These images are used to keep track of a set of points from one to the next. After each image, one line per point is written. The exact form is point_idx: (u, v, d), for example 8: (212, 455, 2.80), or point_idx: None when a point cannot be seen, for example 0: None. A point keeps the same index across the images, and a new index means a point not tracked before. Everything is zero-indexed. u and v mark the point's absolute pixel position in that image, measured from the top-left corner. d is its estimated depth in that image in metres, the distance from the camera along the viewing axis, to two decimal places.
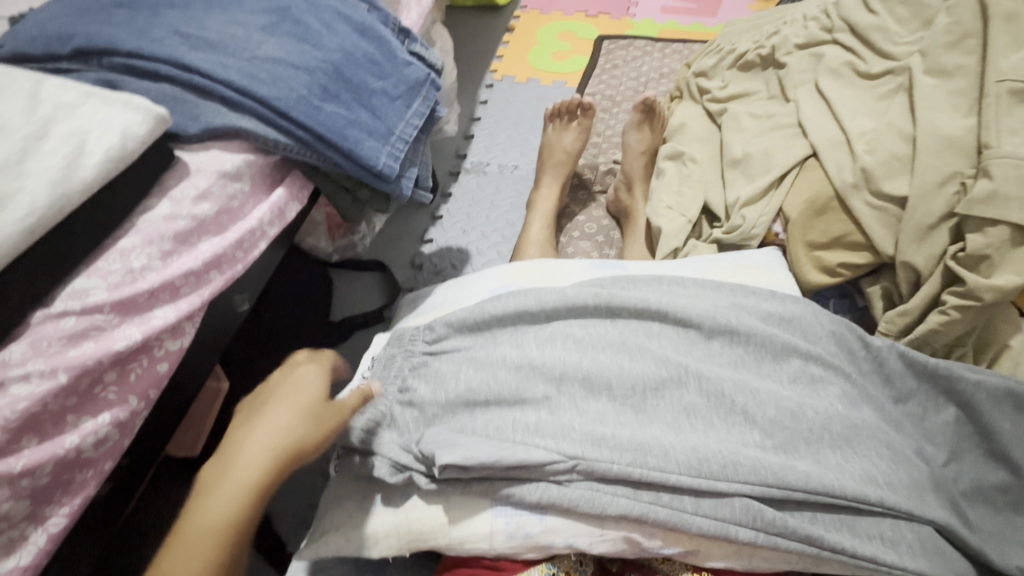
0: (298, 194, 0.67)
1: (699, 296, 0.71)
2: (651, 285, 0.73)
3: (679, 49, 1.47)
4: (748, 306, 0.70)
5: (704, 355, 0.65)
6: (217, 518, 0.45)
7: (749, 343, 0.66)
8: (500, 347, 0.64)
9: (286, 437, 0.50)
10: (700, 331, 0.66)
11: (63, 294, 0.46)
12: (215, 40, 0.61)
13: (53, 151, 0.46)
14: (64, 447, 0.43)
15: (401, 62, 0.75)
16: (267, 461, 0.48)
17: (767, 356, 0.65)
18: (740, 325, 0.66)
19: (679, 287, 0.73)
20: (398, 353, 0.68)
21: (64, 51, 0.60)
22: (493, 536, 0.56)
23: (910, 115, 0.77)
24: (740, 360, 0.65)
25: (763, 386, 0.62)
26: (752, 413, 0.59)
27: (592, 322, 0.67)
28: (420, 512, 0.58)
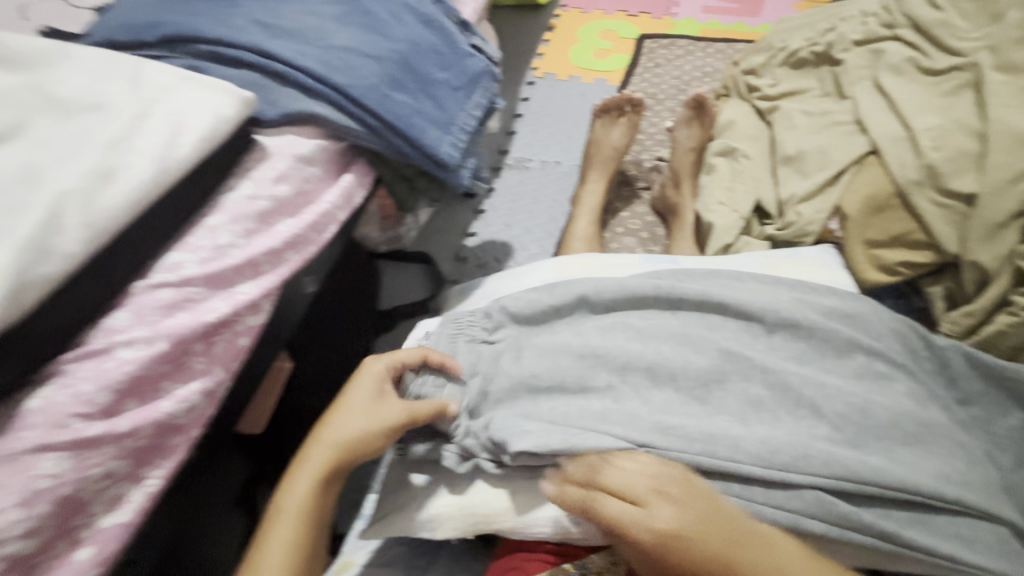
0: (363, 180, 0.68)
1: (760, 289, 0.70)
2: (711, 277, 0.73)
3: (722, 47, 1.46)
4: (811, 299, 0.68)
5: (767, 347, 0.64)
6: (301, 503, 0.52)
7: (811, 338, 0.64)
8: (563, 335, 0.66)
9: (366, 434, 0.55)
10: (762, 325, 0.66)
11: (158, 266, 0.48)
12: (293, 29, 0.63)
13: (155, 131, 0.48)
14: (161, 411, 0.44)
15: (464, 53, 0.76)
16: (336, 455, 0.54)
17: (830, 351, 0.64)
18: (802, 319, 0.65)
19: (738, 279, 0.72)
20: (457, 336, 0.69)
21: (152, 38, 0.63)
22: (557, 521, 0.56)
23: (979, 111, 0.75)
24: (804, 354, 0.64)
25: (829, 380, 0.60)
26: (818, 407, 0.58)
27: (652, 314, 0.68)
28: (483, 495, 0.59)
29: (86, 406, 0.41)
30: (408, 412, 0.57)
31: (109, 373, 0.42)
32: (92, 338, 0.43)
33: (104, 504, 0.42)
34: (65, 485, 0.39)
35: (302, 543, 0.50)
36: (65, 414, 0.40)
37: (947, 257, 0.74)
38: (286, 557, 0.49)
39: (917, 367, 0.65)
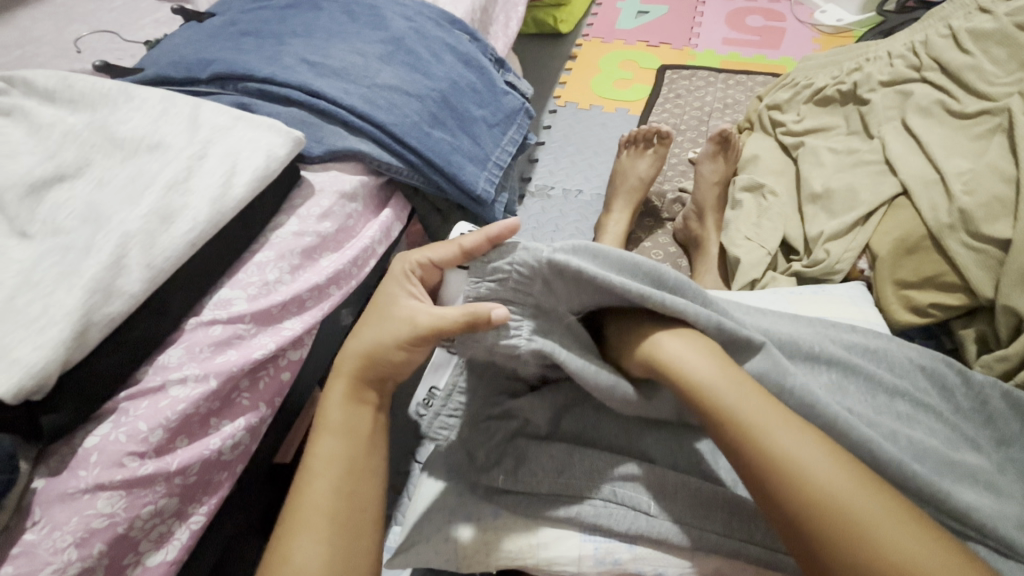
0: (401, 215, 0.69)
1: (779, 320, 0.62)
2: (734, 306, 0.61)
3: (743, 79, 1.47)
4: (830, 333, 0.63)
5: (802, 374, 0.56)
6: (338, 417, 0.47)
7: (833, 369, 0.57)
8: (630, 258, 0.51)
9: (380, 346, 0.48)
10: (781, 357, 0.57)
11: (210, 303, 0.49)
12: (339, 68, 0.65)
13: (212, 171, 0.49)
14: (209, 448, 0.45)
15: (500, 91, 0.78)
16: (358, 363, 0.48)
17: (855, 374, 0.58)
18: (823, 350, 0.58)
19: (757, 315, 0.61)
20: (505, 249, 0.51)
21: (203, 76, 0.65)
22: (581, 561, 0.52)
23: (1012, 157, 0.76)
24: (832, 388, 0.56)
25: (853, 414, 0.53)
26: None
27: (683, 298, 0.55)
28: (508, 529, 0.54)
29: (141, 445, 0.41)
30: (464, 316, 0.45)
31: (163, 411, 0.42)
32: (147, 375, 0.44)
33: (151, 542, 0.42)
34: (118, 524, 0.39)
35: (345, 460, 0.45)
36: (120, 453, 0.40)
37: (981, 301, 0.73)
38: (330, 474, 0.44)
39: (941, 407, 0.59)
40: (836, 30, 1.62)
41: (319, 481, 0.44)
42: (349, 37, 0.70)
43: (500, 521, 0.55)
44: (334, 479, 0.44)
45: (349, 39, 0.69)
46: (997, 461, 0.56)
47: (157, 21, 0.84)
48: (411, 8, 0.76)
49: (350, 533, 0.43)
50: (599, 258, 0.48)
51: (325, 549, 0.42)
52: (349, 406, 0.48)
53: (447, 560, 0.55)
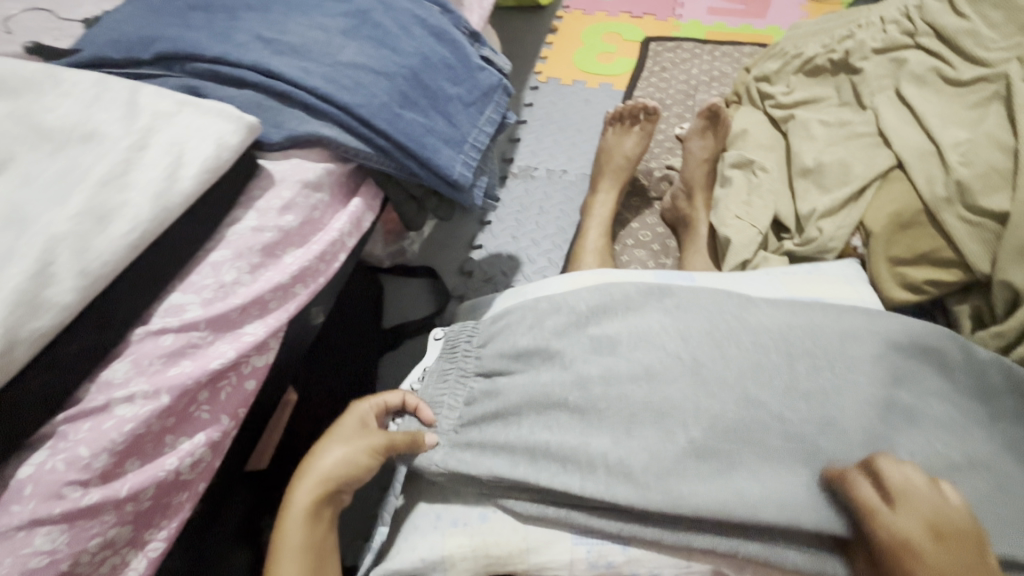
0: (372, 204, 0.65)
1: (775, 318, 0.58)
2: (715, 305, 0.59)
3: (729, 51, 1.42)
4: (825, 319, 0.59)
5: (796, 377, 0.52)
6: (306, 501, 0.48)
7: (834, 366, 0.53)
8: (569, 352, 0.56)
9: (354, 451, 0.51)
10: (771, 362, 0.53)
11: (160, 309, 0.45)
12: (298, 45, 0.60)
13: (153, 163, 0.44)
14: (165, 469, 0.41)
15: (475, 67, 0.72)
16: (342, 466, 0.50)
17: (853, 364, 0.54)
18: (813, 348, 0.55)
19: (741, 304, 0.60)
20: (450, 367, 0.63)
21: (146, 56, 0.59)
22: (574, 565, 0.49)
23: (1010, 125, 0.73)
24: (837, 388, 0.52)
25: (852, 422, 0.50)
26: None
27: (649, 334, 0.56)
28: (496, 533, 0.51)
29: (83, 472, 0.37)
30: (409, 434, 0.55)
31: (108, 434, 0.38)
32: (88, 394, 0.40)
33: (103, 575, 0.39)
34: (61, 561, 0.36)
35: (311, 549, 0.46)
36: (59, 483, 0.36)
37: (977, 276, 0.71)
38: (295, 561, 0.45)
39: (941, 384, 0.56)
40: None
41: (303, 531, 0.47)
42: (309, 10, 0.64)
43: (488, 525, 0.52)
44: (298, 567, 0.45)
45: (308, 13, 0.64)
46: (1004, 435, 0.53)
47: None
48: None
49: None
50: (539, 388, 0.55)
51: None
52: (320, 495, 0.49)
53: (431, 569, 0.51)
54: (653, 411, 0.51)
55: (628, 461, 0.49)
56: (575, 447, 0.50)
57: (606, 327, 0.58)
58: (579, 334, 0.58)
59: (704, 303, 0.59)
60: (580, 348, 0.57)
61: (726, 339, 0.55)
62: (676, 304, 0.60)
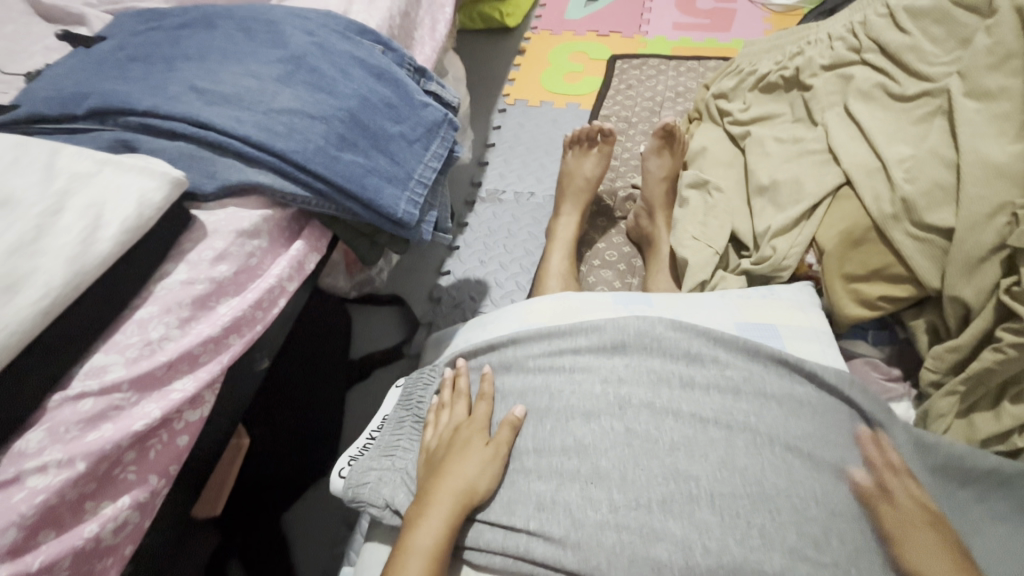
0: (317, 244, 0.65)
1: (716, 386, 0.61)
2: (661, 369, 0.63)
3: (694, 66, 1.43)
4: (779, 386, 0.62)
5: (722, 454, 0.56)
6: (430, 540, 0.52)
7: (773, 443, 0.56)
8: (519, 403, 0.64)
9: (470, 476, 0.57)
10: (705, 437, 0.57)
11: (81, 372, 0.45)
12: (231, 94, 0.60)
13: (69, 227, 0.44)
14: (83, 537, 0.41)
15: (418, 103, 0.73)
16: (455, 498, 0.55)
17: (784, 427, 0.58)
18: (752, 420, 0.58)
19: (682, 363, 0.64)
20: (407, 418, 0.69)
21: (79, 111, 0.60)
22: None
23: (952, 140, 0.73)
24: (770, 467, 0.55)
25: (787, 501, 0.53)
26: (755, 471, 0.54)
27: (590, 400, 0.61)
28: None
29: None
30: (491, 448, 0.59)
31: (17, 508, 0.38)
32: None
33: None
34: None
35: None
36: None
37: (929, 291, 0.72)
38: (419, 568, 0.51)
39: (870, 434, 0.61)
40: (786, 9, 1.59)
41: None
42: (245, 57, 0.65)
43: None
44: None
45: (244, 61, 0.64)
46: (926, 490, 0.58)
47: (47, 47, 0.78)
48: (314, 21, 0.70)
49: None
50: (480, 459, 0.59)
51: None
52: (454, 512, 0.54)
53: None
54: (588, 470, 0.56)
55: (543, 530, 0.54)
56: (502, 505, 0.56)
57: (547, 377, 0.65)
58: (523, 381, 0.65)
59: (653, 366, 0.63)
60: (477, 412, 0.64)
61: (665, 411, 0.59)
62: (625, 364, 0.64)
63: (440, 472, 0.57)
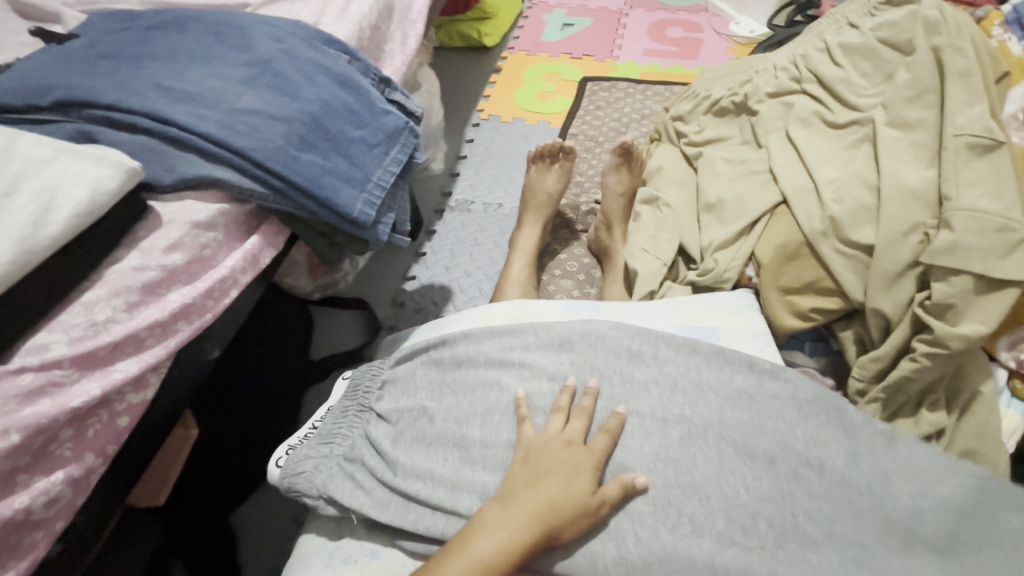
0: (273, 240, 0.67)
1: (659, 379, 0.65)
2: (608, 360, 0.67)
3: (660, 90, 1.50)
4: (715, 381, 0.66)
5: (654, 447, 0.60)
6: (488, 554, 0.50)
7: (707, 434, 0.61)
8: (459, 400, 0.64)
9: (566, 505, 0.54)
10: (642, 425, 0.61)
11: (23, 349, 0.46)
12: (194, 93, 0.63)
13: (20, 208, 0.46)
14: (13, 508, 0.42)
15: (380, 111, 0.76)
16: (533, 524, 0.52)
17: (718, 413, 0.63)
18: (687, 411, 0.63)
19: (627, 359, 0.67)
20: (351, 406, 0.70)
21: (44, 103, 0.62)
22: None
23: (875, 165, 0.79)
24: (702, 455, 0.59)
25: (716, 489, 0.57)
26: (681, 463, 0.59)
27: (535, 392, 0.64)
28: (384, 568, 0.57)
29: None
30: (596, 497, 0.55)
31: None
32: None
33: None
34: None
35: None
36: None
37: (854, 304, 0.77)
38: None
39: (802, 421, 0.63)
40: (748, 41, 1.70)
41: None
42: (212, 59, 0.68)
43: (378, 560, 0.58)
44: None
45: (211, 62, 0.67)
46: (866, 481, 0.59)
47: (19, 43, 0.80)
48: (283, 29, 0.74)
49: None
50: (428, 447, 0.62)
51: None
52: (536, 529, 0.52)
53: None
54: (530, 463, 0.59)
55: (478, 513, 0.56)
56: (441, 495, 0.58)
57: (489, 376, 0.66)
58: (467, 379, 0.66)
59: (598, 360, 0.67)
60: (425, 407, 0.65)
61: (606, 405, 0.63)
62: (571, 361, 0.67)
63: (531, 484, 0.55)
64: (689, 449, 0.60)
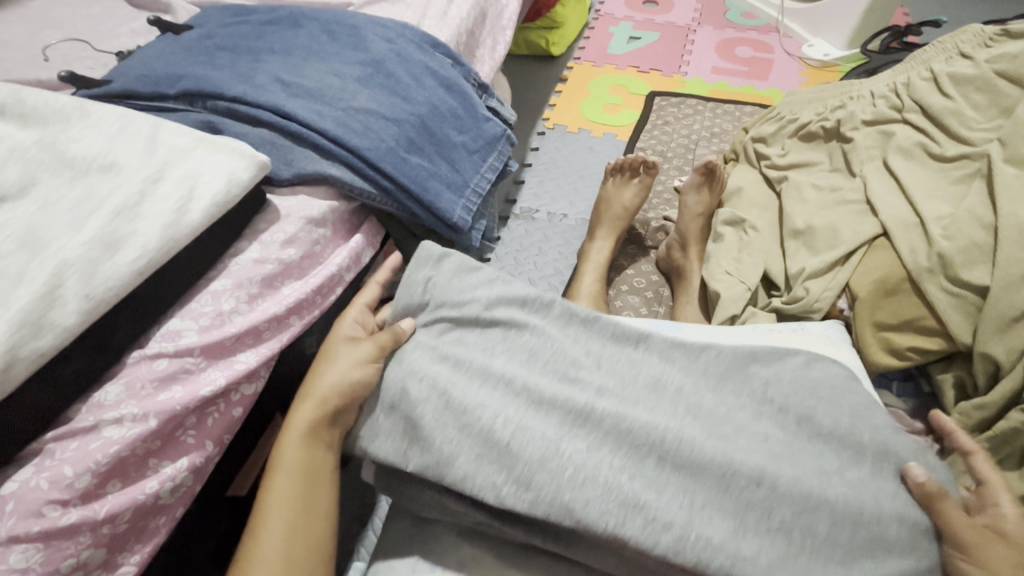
0: (373, 240, 0.67)
1: (789, 380, 0.57)
2: (733, 359, 0.59)
3: (731, 109, 1.47)
4: (861, 399, 0.56)
5: (789, 452, 0.51)
6: (295, 460, 0.51)
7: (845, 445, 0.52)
8: (566, 357, 0.57)
9: (342, 386, 0.54)
10: (783, 440, 0.52)
11: (158, 334, 0.47)
12: (314, 89, 0.64)
13: (166, 196, 0.47)
14: (145, 492, 0.42)
15: (481, 117, 0.76)
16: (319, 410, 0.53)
17: (848, 427, 0.54)
18: (826, 420, 0.53)
19: (751, 353, 0.59)
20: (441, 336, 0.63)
21: (171, 91, 0.63)
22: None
23: (990, 202, 0.75)
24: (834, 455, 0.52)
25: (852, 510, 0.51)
26: (823, 470, 0.50)
27: (661, 372, 0.57)
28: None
29: (65, 492, 0.38)
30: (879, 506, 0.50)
31: (91, 455, 0.40)
32: (79, 414, 0.41)
33: None
34: None
35: (298, 500, 0.50)
36: (40, 501, 0.37)
37: (959, 346, 0.73)
38: (293, 478, 0.51)
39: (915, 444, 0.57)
40: (822, 64, 1.66)
41: (290, 473, 0.51)
42: (328, 57, 0.69)
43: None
44: (286, 515, 0.49)
45: (327, 60, 0.68)
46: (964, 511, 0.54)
47: (134, 31, 0.82)
48: (393, 30, 0.74)
49: (298, 539, 0.49)
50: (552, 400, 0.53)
51: (286, 531, 0.48)
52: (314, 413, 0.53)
53: None
54: (653, 444, 0.50)
55: (589, 488, 0.48)
56: (544, 457, 0.49)
57: (599, 353, 0.59)
58: (582, 351, 0.59)
59: (717, 357, 0.59)
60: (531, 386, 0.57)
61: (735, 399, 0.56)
62: (700, 348, 0.60)
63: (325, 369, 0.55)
64: (835, 465, 0.51)
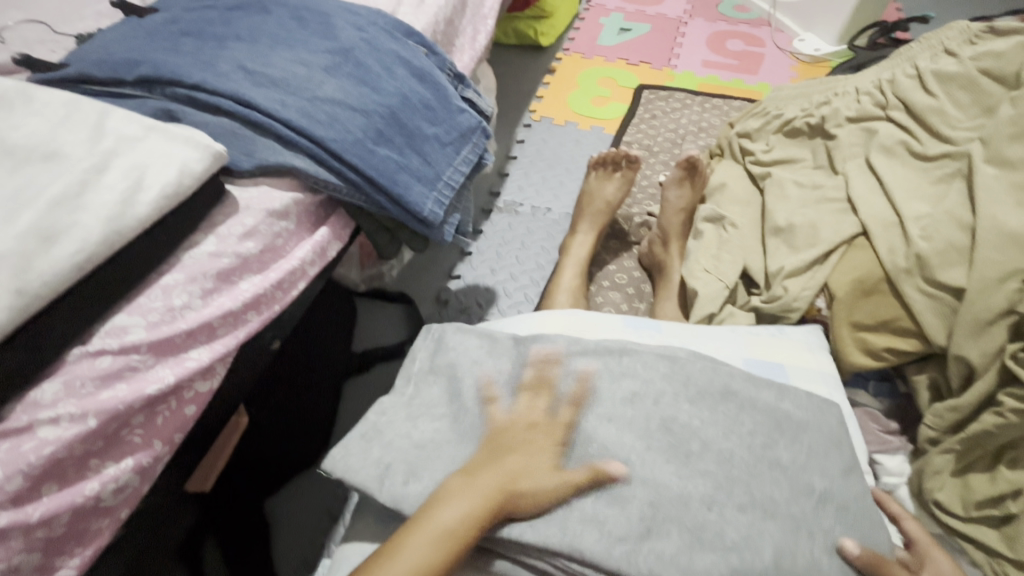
0: (340, 233, 0.65)
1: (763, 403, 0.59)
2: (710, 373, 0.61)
3: (719, 104, 1.45)
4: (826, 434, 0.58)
5: (748, 478, 0.53)
6: (455, 522, 0.47)
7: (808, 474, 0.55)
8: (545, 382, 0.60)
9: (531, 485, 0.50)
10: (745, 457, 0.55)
11: (102, 330, 0.45)
12: (278, 77, 0.62)
13: (111, 186, 0.45)
14: (83, 494, 0.41)
15: (455, 108, 0.74)
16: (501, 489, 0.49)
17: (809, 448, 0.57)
18: (784, 455, 0.56)
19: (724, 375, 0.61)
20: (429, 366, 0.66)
21: (128, 77, 0.61)
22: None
23: (970, 203, 0.74)
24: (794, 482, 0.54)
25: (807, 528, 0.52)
26: (774, 499, 0.52)
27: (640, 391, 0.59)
28: None
29: None
30: None
31: (25, 457, 0.38)
32: (12, 414, 0.40)
33: None
34: None
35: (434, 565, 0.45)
36: None
37: (934, 347, 0.72)
38: (436, 542, 0.46)
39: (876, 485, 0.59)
40: (812, 60, 1.65)
41: (440, 533, 0.46)
42: (295, 45, 0.66)
43: None
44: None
45: (294, 48, 0.66)
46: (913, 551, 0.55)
47: (97, 13, 0.79)
48: (365, 18, 0.72)
49: None
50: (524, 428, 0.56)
51: None
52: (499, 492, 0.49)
53: None
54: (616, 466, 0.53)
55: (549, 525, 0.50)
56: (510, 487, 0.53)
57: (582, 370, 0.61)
58: (567, 371, 0.61)
59: (696, 372, 0.61)
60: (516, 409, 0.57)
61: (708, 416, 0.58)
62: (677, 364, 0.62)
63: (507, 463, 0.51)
64: (785, 495, 0.53)
